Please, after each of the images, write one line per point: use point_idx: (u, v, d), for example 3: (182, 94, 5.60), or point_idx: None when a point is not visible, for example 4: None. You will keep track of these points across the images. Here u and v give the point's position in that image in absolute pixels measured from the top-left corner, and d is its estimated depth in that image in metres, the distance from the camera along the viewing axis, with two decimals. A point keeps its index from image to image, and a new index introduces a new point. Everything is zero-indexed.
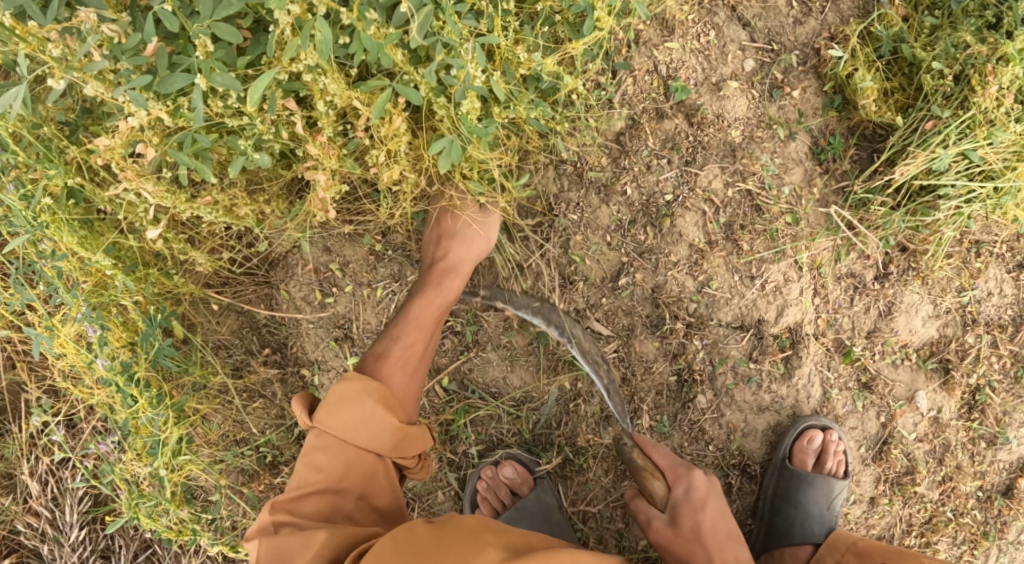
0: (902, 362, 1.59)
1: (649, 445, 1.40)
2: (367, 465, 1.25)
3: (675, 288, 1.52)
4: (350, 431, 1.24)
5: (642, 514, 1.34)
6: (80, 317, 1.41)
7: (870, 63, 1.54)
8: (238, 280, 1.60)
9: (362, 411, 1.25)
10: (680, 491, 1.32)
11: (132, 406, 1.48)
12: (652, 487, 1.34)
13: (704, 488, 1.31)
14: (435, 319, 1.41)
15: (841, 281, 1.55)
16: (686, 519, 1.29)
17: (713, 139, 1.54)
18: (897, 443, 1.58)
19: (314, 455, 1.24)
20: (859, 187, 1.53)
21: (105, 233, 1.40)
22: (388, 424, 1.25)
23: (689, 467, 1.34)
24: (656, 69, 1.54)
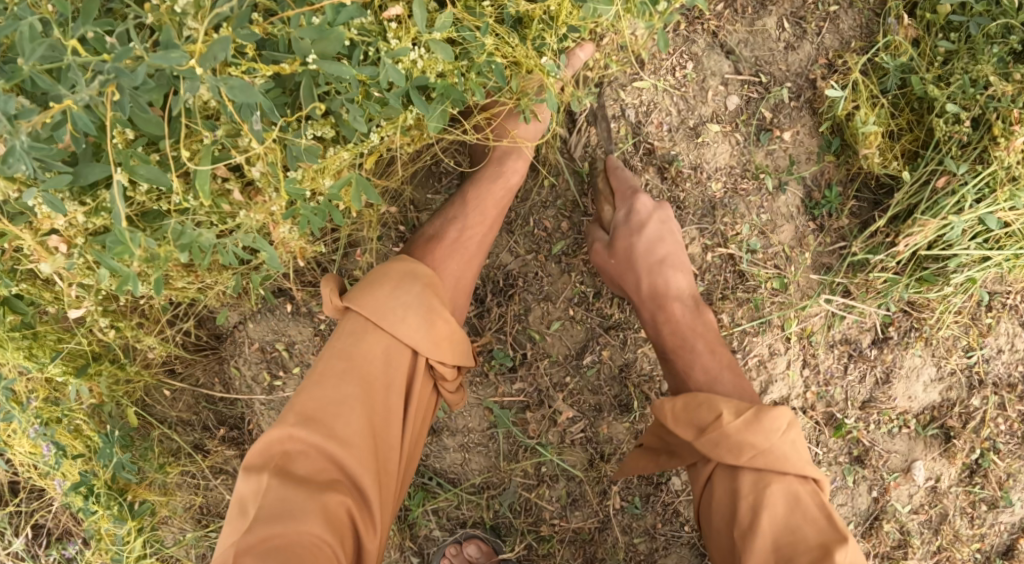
0: (899, 431, 1.45)
1: (612, 165, 1.31)
2: (399, 358, 1.11)
3: (647, 366, 1.37)
4: (385, 316, 1.10)
5: (589, 238, 1.30)
6: (34, 435, 1.34)
7: (873, 99, 1.33)
8: (189, 358, 1.46)
9: (402, 294, 1.12)
10: (620, 215, 1.26)
11: (94, 515, 1.42)
12: (603, 211, 1.30)
13: (645, 210, 1.25)
14: (493, 207, 1.27)
15: (834, 348, 1.39)
16: (623, 241, 1.24)
17: (691, 196, 1.35)
18: (889, 518, 1.46)
19: (345, 343, 1.10)
20: (858, 247, 1.34)
21: (54, 343, 1.28)
22: (433, 315, 1.12)
23: (637, 191, 1.26)
24: (623, 114, 1.35)
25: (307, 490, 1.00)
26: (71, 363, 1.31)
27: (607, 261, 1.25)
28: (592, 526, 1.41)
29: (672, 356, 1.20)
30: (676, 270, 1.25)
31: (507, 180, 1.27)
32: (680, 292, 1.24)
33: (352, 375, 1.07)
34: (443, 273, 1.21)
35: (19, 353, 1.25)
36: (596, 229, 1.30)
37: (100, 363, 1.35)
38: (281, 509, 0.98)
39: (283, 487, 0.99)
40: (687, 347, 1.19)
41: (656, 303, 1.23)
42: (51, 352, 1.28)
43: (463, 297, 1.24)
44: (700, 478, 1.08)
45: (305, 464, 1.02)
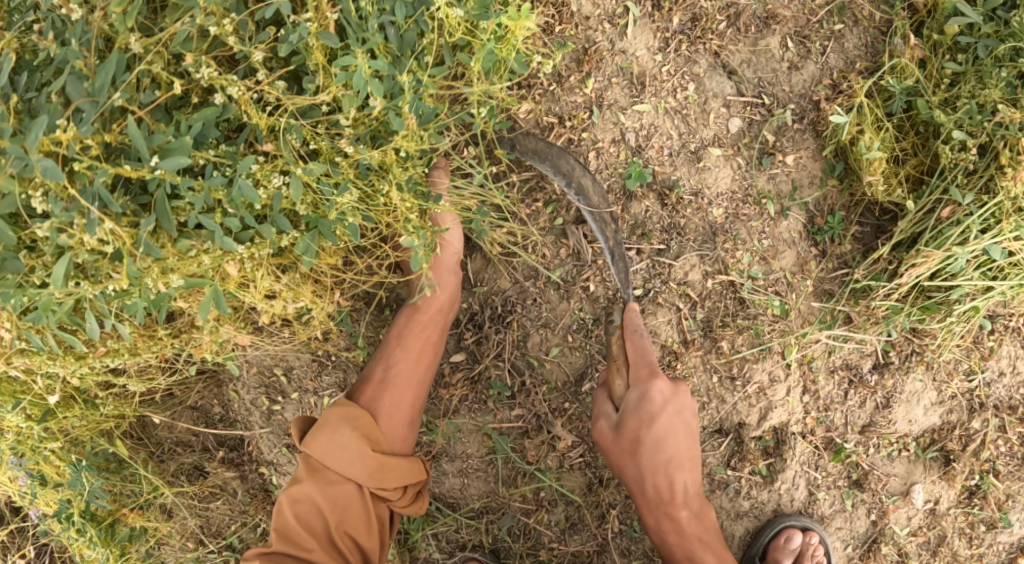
0: (898, 454, 1.45)
1: (630, 329, 1.26)
2: (341, 497, 1.18)
3: None
4: (326, 458, 1.18)
5: (597, 406, 1.27)
6: (11, 467, 1.35)
7: (878, 123, 1.31)
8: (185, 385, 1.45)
9: (338, 441, 1.18)
10: (632, 398, 1.21)
11: (74, 541, 1.42)
12: (614, 382, 1.26)
13: (660, 400, 1.20)
14: (423, 337, 1.27)
15: (835, 374, 1.38)
16: (631, 427, 1.21)
17: (692, 221, 1.33)
18: (888, 540, 1.46)
19: (296, 484, 1.19)
20: (860, 274, 1.33)
21: (14, 388, 1.23)
22: (362, 455, 1.17)
23: (653, 373, 1.21)
24: (623, 138, 1.33)
25: None
26: (36, 409, 1.27)
27: (610, 442, 1.23)
28: (592, 550, 1.41)
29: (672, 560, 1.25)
30: (685, 471, 1.23)
31: (434, 305, 1.26)
32: (686, 494, 1.23)
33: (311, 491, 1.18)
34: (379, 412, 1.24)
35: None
36: (605, 399, 1.26)
37: (70, 405, 1.31)
38: None
39: None
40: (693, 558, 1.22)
41: (659, 510, 1.23)
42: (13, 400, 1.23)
43: (406, 428, 1.25)
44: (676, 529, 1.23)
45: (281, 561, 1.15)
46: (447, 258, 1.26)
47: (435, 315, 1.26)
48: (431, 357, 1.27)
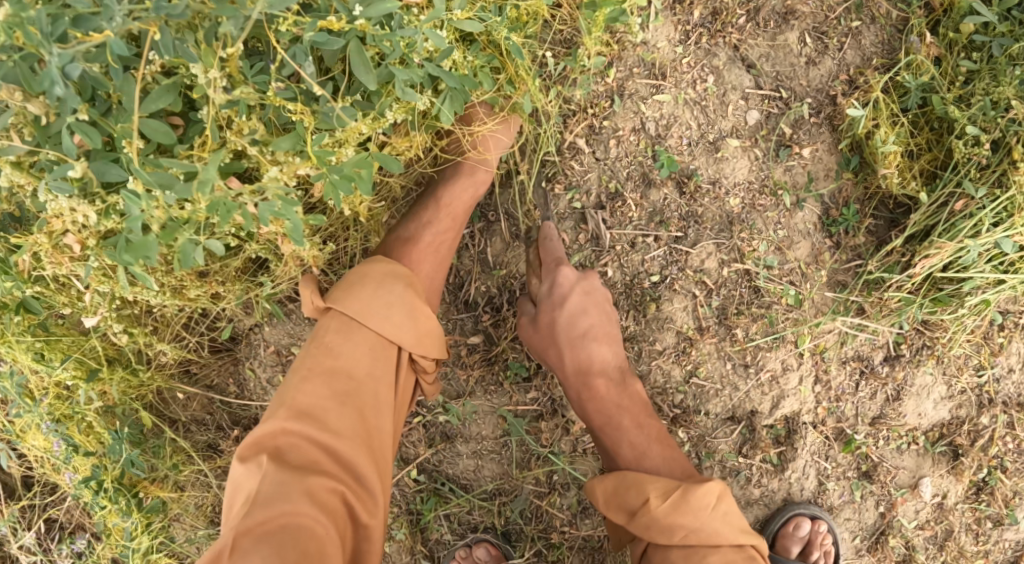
0: (908, 447, 1.46)
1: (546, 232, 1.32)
2: (387, 355, 1.14)
3: (660, 378, 1.37)
4: (371, 313, 1.13)
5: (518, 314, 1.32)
6: (46, 431, 1.37)
7: (893, 118, 1.33)
8: (202, 361, 1.49)
9: (388, 296, 1.15)
10: (543, 287, 1.27)
11: (103, 511, 1.42)
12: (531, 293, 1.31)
13: (567, 283, 1.26)
14: (464, 210, 1.29)
15: (847, 365, 1.40)
16: (545, 313, 1.26)
17: (709, 210, 1.35)
18: (896, 533, 1.47)
19: (327, 338, 1.12)
20: (873, 266, 1.35)
21: (63, 340, 1.33)
22: (414, 313, 1.16)
23: (559, 262, 1.28)
24: (643, 127, 1.35)
25: (301, 471, 1.02)
26: (81, 368, 1.36)
27: (532, 333, 1.27)
28: (602, 534, 1.42)
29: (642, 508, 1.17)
30: (601, 344, 1.26)
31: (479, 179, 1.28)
32: (604, 365, 1.25)
33: (342, 364, 1.10)
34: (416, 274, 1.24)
35: (33, 352, 1.30)
36: (522, 300, 1.32)
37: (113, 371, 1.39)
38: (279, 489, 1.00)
39: (280, 469, 1.01)
40: (614, 423, 1.21)
41: (582, 381, 1.24)
42: (62, 352, 1.33)
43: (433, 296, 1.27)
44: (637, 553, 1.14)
45: (299, 455, 1.03)
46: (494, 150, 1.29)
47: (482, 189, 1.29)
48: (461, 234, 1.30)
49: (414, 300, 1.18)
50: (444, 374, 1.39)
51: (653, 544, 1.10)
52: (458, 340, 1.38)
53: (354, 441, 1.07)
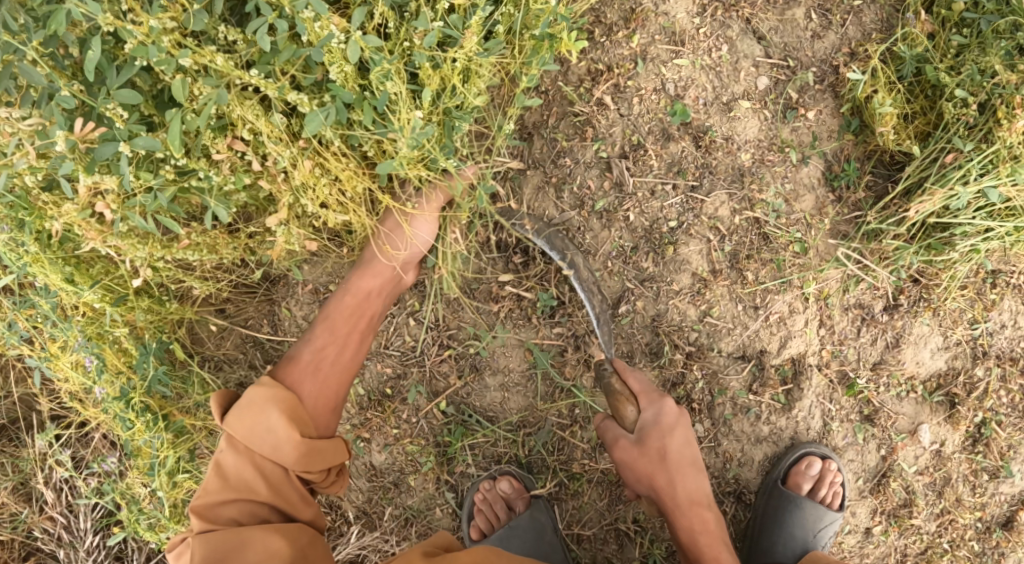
0: (907, 395, 1.56)
1: (624, 368, 1.37)
2: (271, 474, 1.22)
3: (676, 317, 1.48)
4: (254, 438, 1.22)
5: (608, 433, 1.33)
6: (77, 347, 1.48)
7: (891, 85, 1.47)
8: (238, 300, 1.61)
9: (264, 422, 1.22)
10: (649, 417, 1.31)
11: (131, 429, 1.52)
12: (624, 411, 1.32)
13: (674, 417, 1.31)
14: (362, 322, 1.37)
15: (848, 312, 1.51)
16: (654, 440, 1.29)
17: (722, 163, 1.48)
18: (896, 476, 1.56)
19: (223, 458, 1.23)
20: (872, 217, 1.47)
21: (94, 266, 1.44)
22: (292, 435, 1.22)
23: (662, 394, 1.34)
24: (663, 88, 1.48)
25: (229, 530, 1.17)
26: (109, 294, 1.46)
27: (637, 457, 1.29)
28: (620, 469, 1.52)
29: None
30: (701, 509, 1.30)
31: (371, 289, 1.38)
32: (703, 495, 1.32)
33: (235, 476, 1.21)
34: (303, 393, 1.29)
35: (63, 276, 1.41)
36: (614, 425, 1.33)
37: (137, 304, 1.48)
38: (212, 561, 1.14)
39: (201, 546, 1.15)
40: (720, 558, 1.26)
41: (686, 512, 1.29)
42: (90, 277, 1.43)
43: (331, 414, 1.32)
44: None
45: (231, 518, 1.19)
46: (416, 244, 1.39)
47: (375, 296, 1.37)
48: (359, 340, 1.37)
49: (292, 422, 1.23)
50: (475, 308, 1.50)
51: None
52: (490, 277, 1.49)
53: (278, 495, 1.22)
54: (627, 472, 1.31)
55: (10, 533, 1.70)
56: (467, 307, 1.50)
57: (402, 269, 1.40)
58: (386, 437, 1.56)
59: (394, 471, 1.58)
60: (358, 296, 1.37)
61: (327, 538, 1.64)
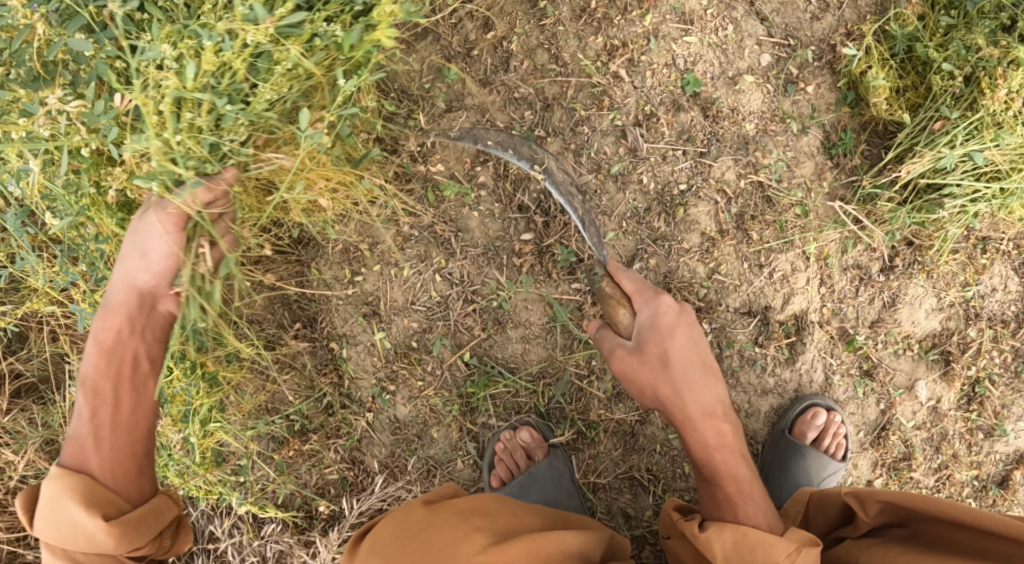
0: (904, 352, 1.66)
1: (619, 269, 1.43)
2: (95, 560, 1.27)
3: (687, 274, 1.59)
4: (62, 538, 1.25)
5: (608, 343, 1.37)
6: None
7: (884, 61, 1.59)
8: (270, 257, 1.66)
9: (65, 519, 1.25)
10: (646, 320, 1.34)
11: (168, 375, 1.56)
12: (619, 315, 1.37)
13: (670, 315, 1.33)
14: (110, 382, 1.35)
15: (847, 272, 1.62)
16: (653, 345, 1.32)
17: (728, 132, 1.59)
18: (895, 429, 1.65)
19: (54, 554, 1.27)
20: (867, 182, 1.58)
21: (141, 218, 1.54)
22: (83, 522, 1.24)
23: (658, 293, 1.35)
24: (674, 63, 1.60)
25: None
26: None
27: (637, 367, 1.32)
28: (634, 420, 1.61)
29: (722, 481, 1.32)
30: (715, 420, 1.33)
31: (104, 337, 1.35)
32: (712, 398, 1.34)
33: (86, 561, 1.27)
34: (91, 466, 1.30)
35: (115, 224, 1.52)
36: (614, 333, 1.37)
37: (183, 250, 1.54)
38: None
39: None
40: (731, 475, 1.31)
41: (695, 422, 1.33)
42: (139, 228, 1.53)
43: (130, 478, 1.33)
44: None
45: None
46: (139, 286, 1.38)
47: (120, 343, 1.36)
48: (126, 391, 1.35)
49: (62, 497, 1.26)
50: (499, 265, 1.60)
51: None
52: (512, 237, 1.60)
53: None
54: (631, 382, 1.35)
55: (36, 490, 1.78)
56: (491, 264, 1.61)
57: (122, 307, 1.37)
58: (411, 390, 1.65)
59: (418, 424, 1.66)
60: (101, 342, 1.35)
61: (352, 491, 1.72)
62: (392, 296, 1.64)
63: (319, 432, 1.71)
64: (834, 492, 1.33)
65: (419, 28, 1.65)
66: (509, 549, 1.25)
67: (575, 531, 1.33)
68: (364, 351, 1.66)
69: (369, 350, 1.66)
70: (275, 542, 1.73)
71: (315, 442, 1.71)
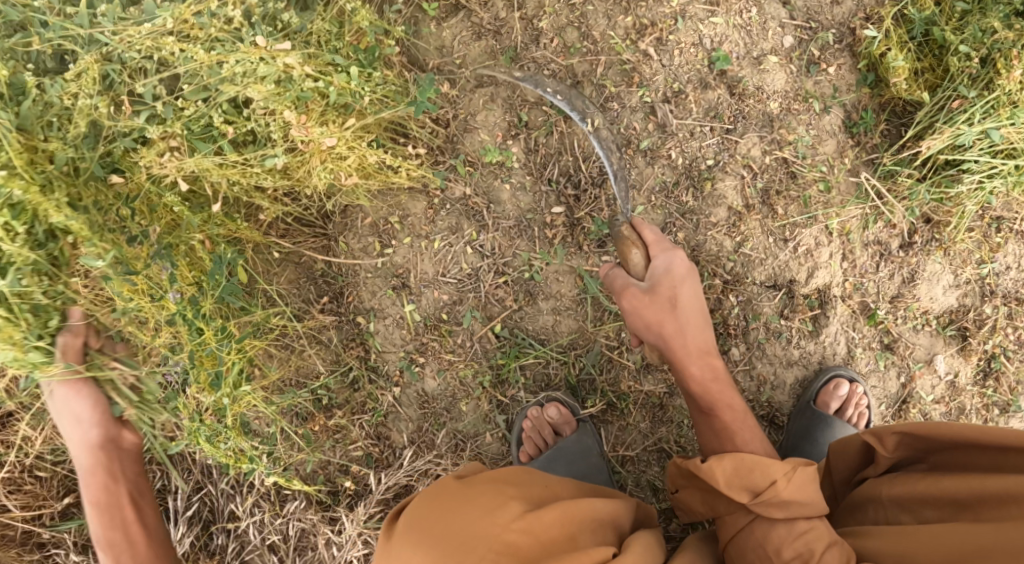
0: (922, 328, 1.70)
1: (640, 221, 1.49)
2: None
3: (714, 247, 1.62)
4: None
5: (620, 281, 1.43)
6: (150, 255, 1.46)
7: (903, 43, 1.64)
8: (297, 231, 1.66)
9: None
10: (660, 267, 1.40)
11: (198, 339, 1.50)
12: (633, 257, 1.43)
13: (684, 268, 1.40)
14: None
15: (868, 248, 1.66)
16: (665, 289, 1.39)
17: (754, 109, 1.63)
18: (915, 403, 1.69)
19: None
20: (888, 159, 1.62)
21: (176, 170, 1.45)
22: None
23: (674, 247, 1.42)
24: (701, 43, 1.65)
25: None
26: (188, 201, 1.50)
27: (647, 305, 1.39)
28: (662, 392, 1.63)
29: (718, 414, 1.41)
30: (704, 357, 1.43)
31: None
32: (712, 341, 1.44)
33: None
34: None
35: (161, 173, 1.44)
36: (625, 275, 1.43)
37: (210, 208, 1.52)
38: None
39: None
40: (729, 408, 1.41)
41: (699, 359, 1.42)
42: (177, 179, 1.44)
43: None
44: (735, 524, 1.28)
45: None
46: None
47: None
48: None
49: None
50: (530, 237, 1.62)
51: (760, 520, 1.25)
52: (543, 210, 1.63)
53: None
54: (639, 321, 1.41)
55: (54, 468, 1.72)
56: (523, 236, 1.63)
57: None
58: (440, 362, 1.65)
59: (446, 397, 1.66)
60: None
61: (377, 467, 1.69)
62: (422, 269, 1.65)
63: (345, 407, 1.69)
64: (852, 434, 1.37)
65: (450, 5, 1.67)
66: (545, 513, 1.13)
67: (607, 499, 1.22)
68: (392, 324, 1.67)
69: (398, 324, 1.66)
70: (297, 520, 1.69)
71: (340, 417, 1.68)
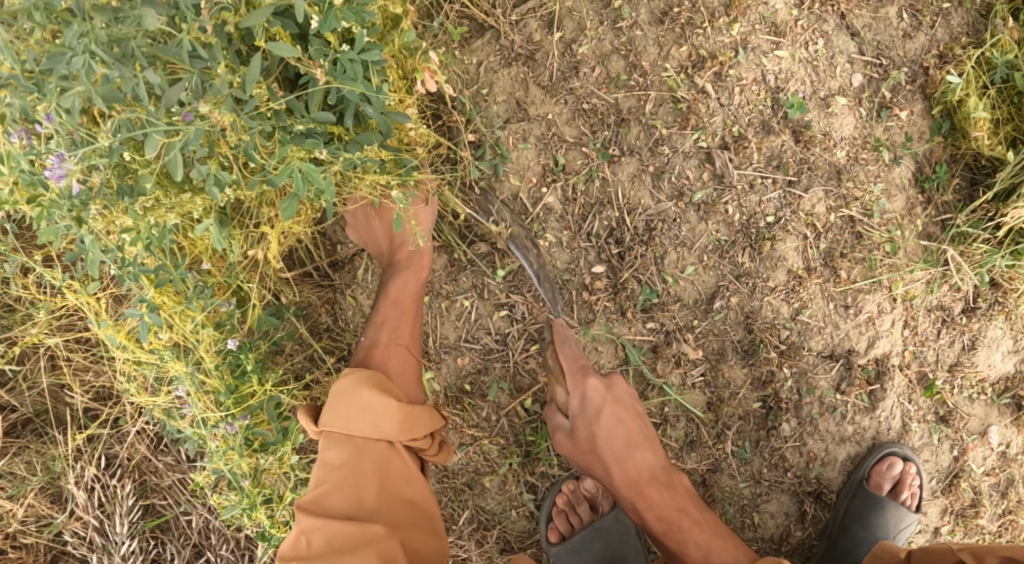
0: (978, 397, 1.54)
1: (559, 337, 1.42)
2: None
3: (770, 314, 1.47)
4: None
5: (551, 422, 1.38)
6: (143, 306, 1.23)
7: (981, 89, 1.45)
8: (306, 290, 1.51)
9: (359, 403, 1.21)
10: (574, 402, 1.35)
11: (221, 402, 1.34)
12: (557, 394, 1.39)
13: (596, 397, 1.34)
14: None
15: (931, 313, 1.50)
16: (583, 429, 1.33)
17: (820, 159, 1.45)
18: (966, 477, 1.54)
19: None
20: (962, 221, 1.47)
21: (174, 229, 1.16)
22: None
23: (585, 374, 1.36)
24: (764, 79, 1.44)
25: None
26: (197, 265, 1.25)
27: (572, 450, 1.34)
28: (705, 469, 1.51)
29: (657, 526, 1.30)
30: (642, 449, 1.34)
31: None
32: (650, 470, 1.33)
33: None
34: None
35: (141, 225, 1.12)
36: (555, 414, 1.38)
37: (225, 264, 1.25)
38: (343, 423, 1.20)
39: None
40: (673, 528, 1.29)
41: (633, 488, 1.32)
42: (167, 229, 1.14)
43: None
44: None
45: None
46: None
47: None
48: None
49: None
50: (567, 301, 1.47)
51: None
52: (582, 270, 1.46)
53: None
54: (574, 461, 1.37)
55: (37, 537, 1.49)
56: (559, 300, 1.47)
57: None
58: (462, 436, 1.47)
59: (468, 472, 1.48)
60: None
61: None
62: (443, 332, 1.47)
63: None
64: (944, 547, 1.21)
65: (477, 25, 1.45)
66: None
67: None
68: None
69: None
70: None
71: None
